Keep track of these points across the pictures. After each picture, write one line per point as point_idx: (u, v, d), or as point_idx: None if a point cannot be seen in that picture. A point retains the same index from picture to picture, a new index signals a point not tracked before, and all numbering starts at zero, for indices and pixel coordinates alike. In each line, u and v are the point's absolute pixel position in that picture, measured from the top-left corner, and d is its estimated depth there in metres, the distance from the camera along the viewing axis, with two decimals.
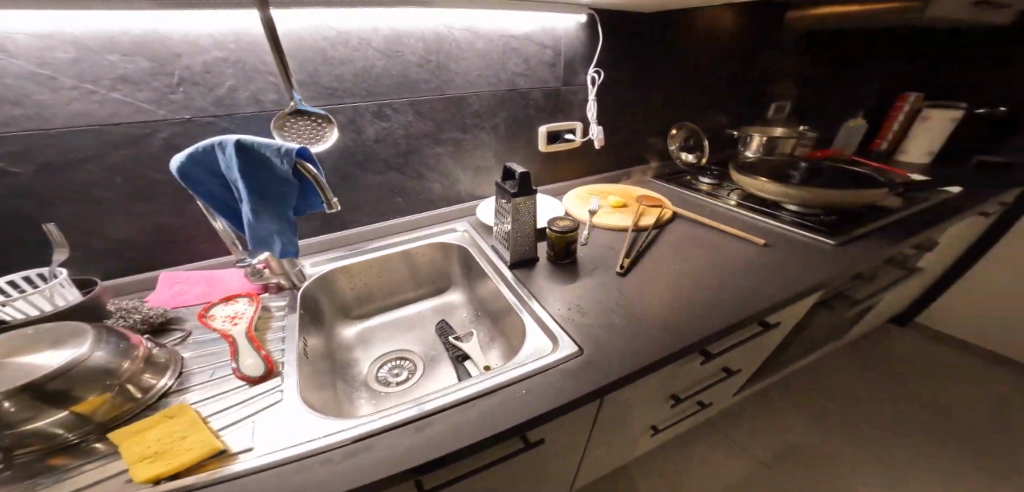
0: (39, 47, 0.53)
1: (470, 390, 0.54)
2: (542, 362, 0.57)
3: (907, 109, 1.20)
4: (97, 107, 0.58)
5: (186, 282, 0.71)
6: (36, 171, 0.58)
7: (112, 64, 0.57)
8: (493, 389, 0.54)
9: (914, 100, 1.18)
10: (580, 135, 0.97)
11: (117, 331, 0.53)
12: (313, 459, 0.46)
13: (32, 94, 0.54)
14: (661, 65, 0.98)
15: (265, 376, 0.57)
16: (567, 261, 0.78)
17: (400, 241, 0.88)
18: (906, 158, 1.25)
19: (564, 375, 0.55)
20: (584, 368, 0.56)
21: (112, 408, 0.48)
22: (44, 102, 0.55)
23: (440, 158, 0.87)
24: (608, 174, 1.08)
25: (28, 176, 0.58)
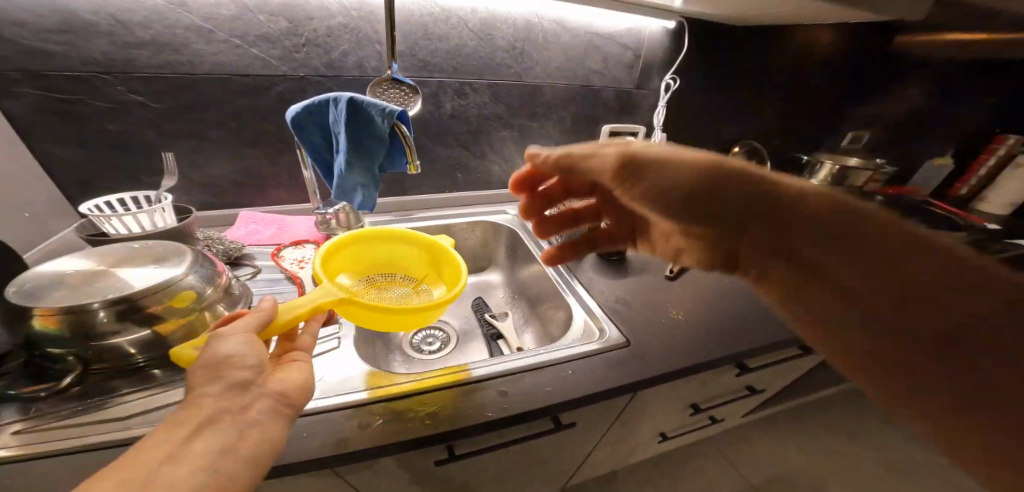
0: (210, 4, 0.60)
1: (520, 364, 0.56)
2: (587, 348, 0.59)
3: (999, 152, 1.12)
4: (236, 59, 0.65)
5: (260, 222, 0.77)
6: (170, 108, 0.65)
7: (258, 23, 0.63)
8: (541, 365, 0.56)
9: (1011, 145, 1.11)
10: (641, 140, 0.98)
11: (208, 259, 0.58)
12: (372, 401, 0.49)
13: (189, 43, 0.61)
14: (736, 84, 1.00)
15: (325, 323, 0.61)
16: (615, 257, 0.80)
17: (454, 215, 0.90)
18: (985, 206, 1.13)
19: (612, 363, 0.57)
20: (631, 360, 0.57)
21: (186, 334, 0.53)
22: (196, 50, 0.62)
23: (505, 141, 0.90)
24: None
25: (162, 112, 0.65)
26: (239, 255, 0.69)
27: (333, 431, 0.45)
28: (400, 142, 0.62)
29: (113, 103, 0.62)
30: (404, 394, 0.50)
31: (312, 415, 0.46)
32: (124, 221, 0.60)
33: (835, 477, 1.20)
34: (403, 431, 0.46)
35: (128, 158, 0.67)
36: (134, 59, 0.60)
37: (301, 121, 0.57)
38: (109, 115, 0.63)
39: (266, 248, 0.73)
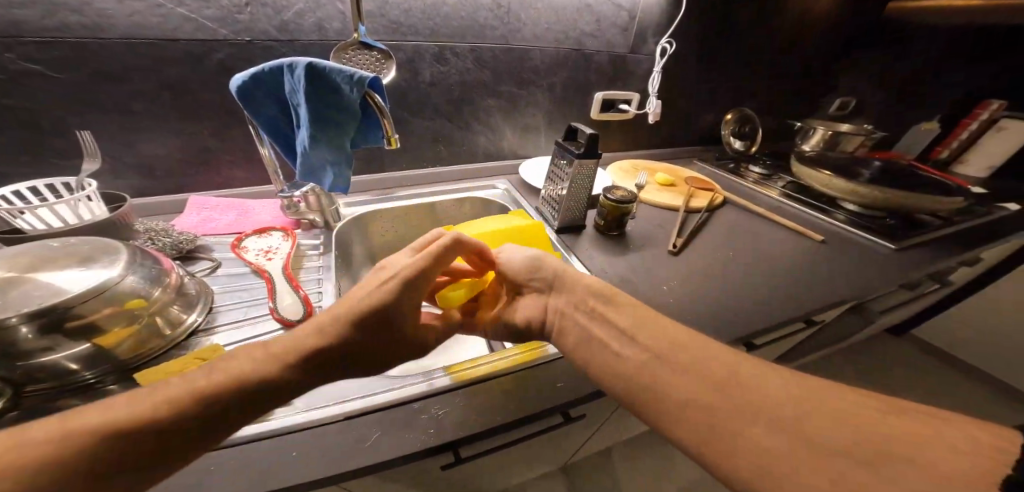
0: None
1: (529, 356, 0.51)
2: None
3: (983, 117, 1.12)
4: (159, 22, 0.54)
5: (215, 209, 0.67)
6: (80, 81, 0.54)
7: None
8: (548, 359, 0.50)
9: (995, 109, 1.10)
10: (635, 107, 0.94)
11: (151, 254, 0.49)
12: (360, 412, 0.42)
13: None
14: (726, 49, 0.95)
15: (303, 321, 0.53)
16: (616, 233, 0.75)
17: (438, 192, 0.83)
18: (964, 169, 1.18)
19: None
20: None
21: (135, 345, 0.45)
22: (104, 10, 0.51)
23: (491, 112, 0.82)
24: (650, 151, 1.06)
25: (70, 85, 0.54)
26: (194, 247, 0.61)
27: (324, 450, 0.39)
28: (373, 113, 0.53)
29: (3, 76, 0.50)
30: (397, 401, 0.44)
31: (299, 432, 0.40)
32: (40, 214, 0.50)
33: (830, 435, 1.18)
34: (396, 445, 0.40)
35: (33, 142, 0.55)
36: (19, 20, 0.48)
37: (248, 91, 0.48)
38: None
39: (227, 237, 0.64)
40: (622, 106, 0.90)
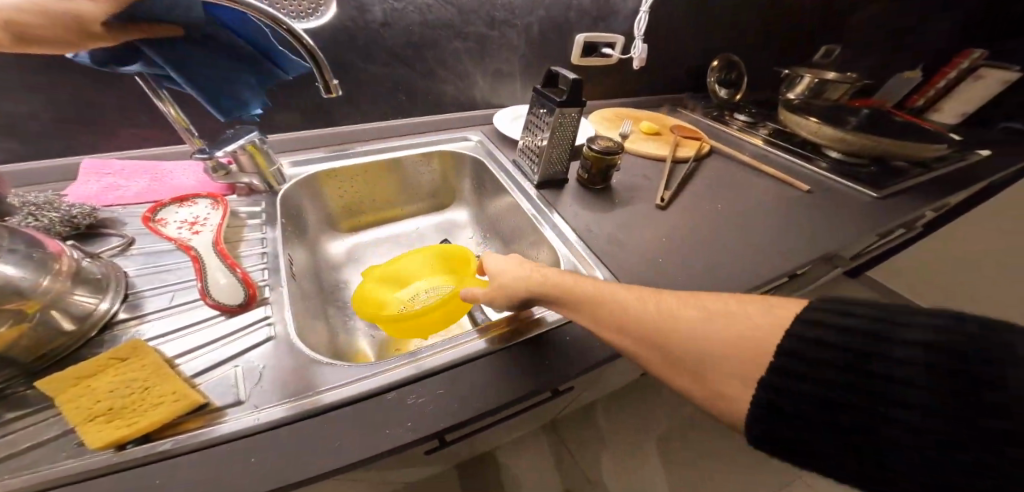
0: None
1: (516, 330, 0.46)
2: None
3: (962, 67, 1.14)
4: None
5: (119, 175, 0.57)
6: None
7: None
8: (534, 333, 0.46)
9: (974, 59, 1.13)
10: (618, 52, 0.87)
11: (26, 235, 0.38)
12: (327, 409, 0.36)
13: None
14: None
15: (245, 306, 0.44)
16: (600, 187, 0.69)
17: (403, 147, 0.74)
18: (938, 117, 1.20)
19: None
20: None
21: (33, 346, 0.36)
22: None
23: (459, 55, 0.73)
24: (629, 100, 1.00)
25: None
26: (95, 223, 0.50)
27: (287, 454, 0.33)
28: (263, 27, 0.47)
29: None
30: (372, 392, 0.38)
31: (260, 434, 0.34)
32: None
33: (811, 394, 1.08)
34: (375, 439, 0.35)
35: None
36: None
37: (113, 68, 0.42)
38: None
39: (139, 207, 0.54)
40: (605, 50, 0.83)
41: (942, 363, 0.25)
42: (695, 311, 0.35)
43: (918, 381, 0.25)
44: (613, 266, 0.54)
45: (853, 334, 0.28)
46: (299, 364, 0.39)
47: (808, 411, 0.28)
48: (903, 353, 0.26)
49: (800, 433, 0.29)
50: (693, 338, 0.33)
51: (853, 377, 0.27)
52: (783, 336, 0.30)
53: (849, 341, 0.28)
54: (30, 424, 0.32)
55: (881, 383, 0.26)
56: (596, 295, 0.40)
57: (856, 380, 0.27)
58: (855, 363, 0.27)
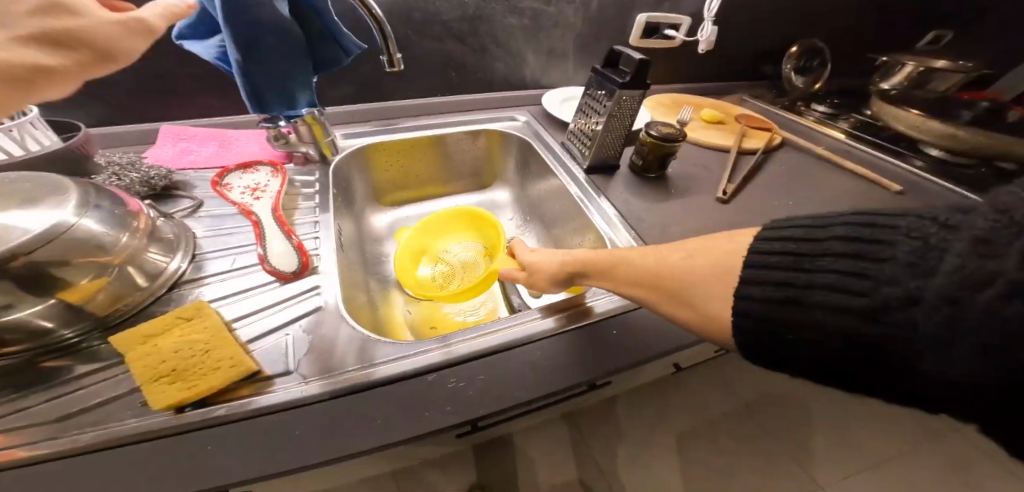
0: None
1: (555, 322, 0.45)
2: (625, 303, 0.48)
3: None
4: None
5: (192, 139, 0.60)
6: None
7: None
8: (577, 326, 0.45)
9: None
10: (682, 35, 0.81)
11: (110, 193, 0.41)
12: (373, 386, 0.36)
13: None
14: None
15: (298, 273, 0.46)
16: (655, 174, 0.65)
17: (450, 123, 0.73)
18: None
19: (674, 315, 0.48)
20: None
21: (109, 300, 0.38)
22: None
23: (512, 32, 0.71)
24: (683, 84, 0.98)
25: None
26: (170, 184, 0.53)
27: (330, 429, 0.33)
28: (326, 6, 0.51)
29: None
30: (414, 373, 0.38)
31: (305, 406, 0.34)
32: None
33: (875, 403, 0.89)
34: (417, 420, 0.34)
35: None
36: None
37: (191, 41, 0.47)
38: None
39: (208, 171, 0.57)
40: (667, 31, 0.78)
41: (856, 266, 0.25)
42: (671, 249, 0.36)
43: (844, 297, 0.25)
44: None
45: (777, 262, 0.29)
46: (343, 338, 0.40)
47: (761, 339, 0.29)
48: (821, 276, 0.27)
49: (777, 356, 0.29)
50: (671, 267, 0.34)
51: (786, 307, 0.27)
52: (739, 260, 0.31)
53: (778, 270, 0.29)
54: (98, 382, 0.34)
55: (811, 306, 0.27)
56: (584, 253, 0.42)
57: (789, 308, 0.27)
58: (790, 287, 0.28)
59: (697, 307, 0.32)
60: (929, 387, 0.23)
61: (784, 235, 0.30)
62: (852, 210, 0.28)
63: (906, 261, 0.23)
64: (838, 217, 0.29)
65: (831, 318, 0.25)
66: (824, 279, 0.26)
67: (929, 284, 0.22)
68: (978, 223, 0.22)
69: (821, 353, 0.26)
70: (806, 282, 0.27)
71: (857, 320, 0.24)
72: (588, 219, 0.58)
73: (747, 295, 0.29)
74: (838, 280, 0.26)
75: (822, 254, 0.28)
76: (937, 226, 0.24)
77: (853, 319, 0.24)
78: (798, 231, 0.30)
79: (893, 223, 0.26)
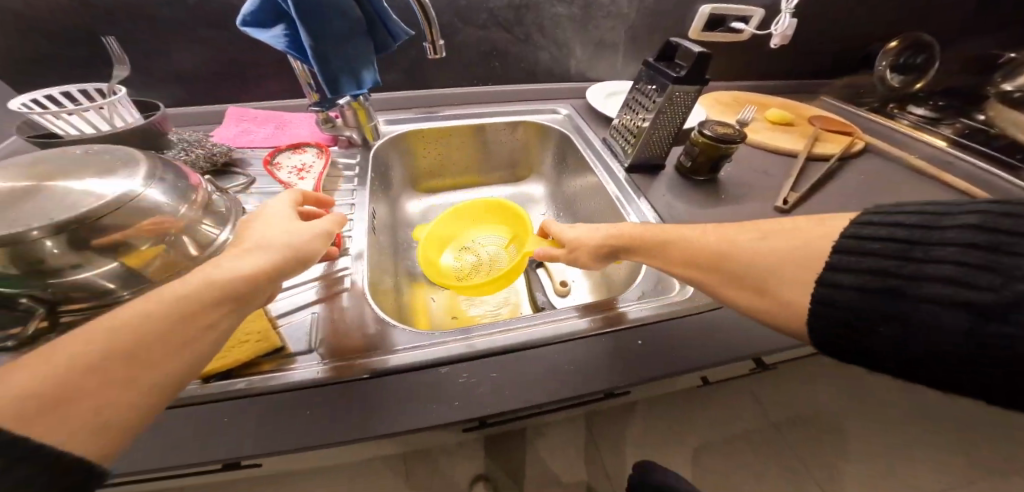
0: None
1: (577, 326, 0.43)
2: (655, 312, 0.45)
3: None
4: None
5: (253, 121, 0.65)
6: None
7: None
8: (600, 333, 0.43)
9: None
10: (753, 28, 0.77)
11: (174, 168, 0.46)
12: (387, 373, 0.37)
13: None
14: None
15: (332, 253, 0.48)
16: (704, 177, 0.59)
17: (490, 114, 0.72)
18: None
19: (709, 333, 0.43)
20: (716, 331, 0.43)
21: (166, 266, 0.42)
22: None
23: (559, 20, 0.69)
24: (747, 80, 0.90)
25: None
26: (229, 161, 0.58)
27: (337, 414, 0.33)
28: None
29: None
30: (426, 364, 0.38)
31: (318, 387, 0.35)
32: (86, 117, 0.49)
33: (992, 476, 0.70)
34: (425, 410, 0.34)
35: (92, 42, 0.56)
36: None
37: (254, 29, 0.48)
38: None
39: (263, 151, 0.61)
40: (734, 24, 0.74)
41: (979, 257, 0.22)
42: (752, 235, 0.34)
43: (955, 290, 0.22)
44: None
45: (873, 248, 0.27)
46: (365, 323, 0.41)
47: (845, 325, 0.26)
48: (932, 267, 0.24)
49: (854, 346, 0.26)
50: (748, 254, 0.33)
51: (884, 295, 0.25)
52: (829, 245, 0.29)
53: (876, 258, 0.26)
54: None
55: (911, 295, 0.24)
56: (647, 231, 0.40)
57: (884, 298, 0.25)
58: (887, 275, 0.25)
59: (770, 297, 0.31)
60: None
61: (887, 223, 0.27)
62: (984, 203, 0.25)
63: None
64: (968, 207, 0.25)
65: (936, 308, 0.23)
66: (933, 271, 0.24)
67: None
68: None
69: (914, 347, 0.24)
70: (914, 273, 0.25)
71: (968, 315, 0.22)
72: (623, 220, 0.55)
73: (835, 279, 0.27)
74: (954, 272, 0.23)
75: (936, 245, 0.25)
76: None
77: (967, 311, 0.22)
78: (906, 220, 0.27)
79: None
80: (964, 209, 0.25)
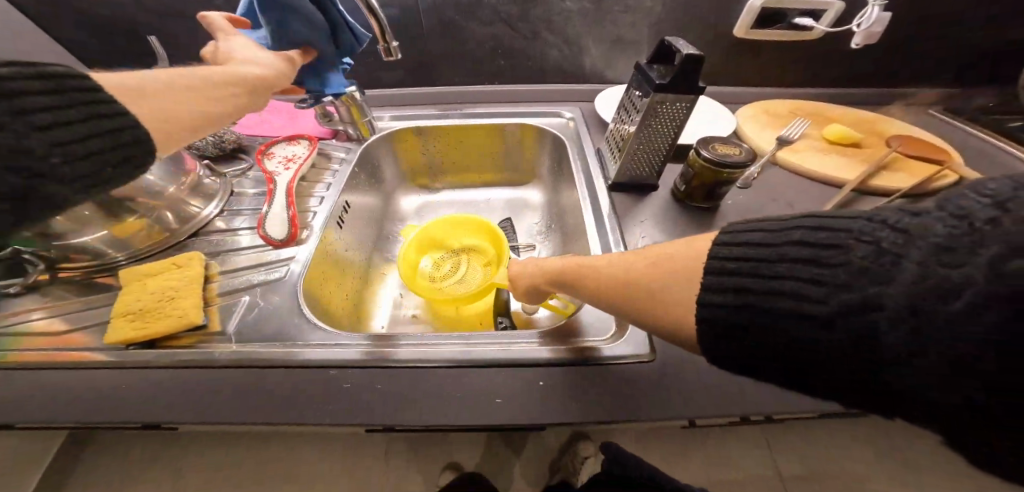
0: None
1: (494, 351, 0.40)
2: (584, 352, 0.39)
3: None
4: None
5: (271, 112, 0.71)
6: None
7: None
8: (511, 365, 0.38)
9: None
10: (825, 25, 0.63)
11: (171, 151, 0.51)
12: (278, 366, 0.37)
13: None
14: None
15: (285, 242, 0.48)
16: (704, 204, 0.50)
17: (488, 114, 0.70)
18: None
19: (644, 388, 0.36)
20: (654, 390, 0.36)
21: (149, 237, 0.48)
22: None
23: (570, 16, 0.63)
24: (812, 86, 0.74)
25: None
26: (239, 146, 0.63)
27: (220, 402, 0.35)
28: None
29: None
30: (317, 366, 0.38)
31: (216, 369, 0.37)
32: None
33: None
34: (297, 413, 0.34)
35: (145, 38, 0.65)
36: None
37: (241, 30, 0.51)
38: None
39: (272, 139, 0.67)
40: (798, 20, 0.61)
41: (815, 271, 0.21)
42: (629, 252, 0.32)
43: (799, 303, 0.21)
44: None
45: (730, 267, 0.24)
46: (291, 312, 0.43)
47: (716, 347, 0.24)
48: (779, 283, 0.22)
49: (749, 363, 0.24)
50: (632, 273, 0.30)
51: (743, 316, 0.23)
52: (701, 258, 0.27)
53: (729, 277, 0.24)
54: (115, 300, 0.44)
55: (771, 314, 0.22)
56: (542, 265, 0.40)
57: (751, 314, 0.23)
58: (748, 298, 0.23)
59: (656, 323, 0.28)
60: (891, 401, 0.20)
61: (732, 237, 0.25)
62: (803, 216, 0.24)
63: (860, 264, 0.20)
64: (797, 220, 0.24)
65: (795, 327, 0.21)
66: (781, 286, 0.22)
67: (886, 290, 0.18)
68: (929, 227, 0.18)
69: (784, 362, 0.22)
70: (766, 288, 0.23)
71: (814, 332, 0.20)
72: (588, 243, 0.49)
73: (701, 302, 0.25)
74: (793, 287, 0.22)
75: (779, 257, 0.23)
76: (886, 227, 0.20)
77: (818, 329, 0.20)
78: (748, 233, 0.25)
79: (848, 226, 0.21)
80: (785, 220, 0.24)
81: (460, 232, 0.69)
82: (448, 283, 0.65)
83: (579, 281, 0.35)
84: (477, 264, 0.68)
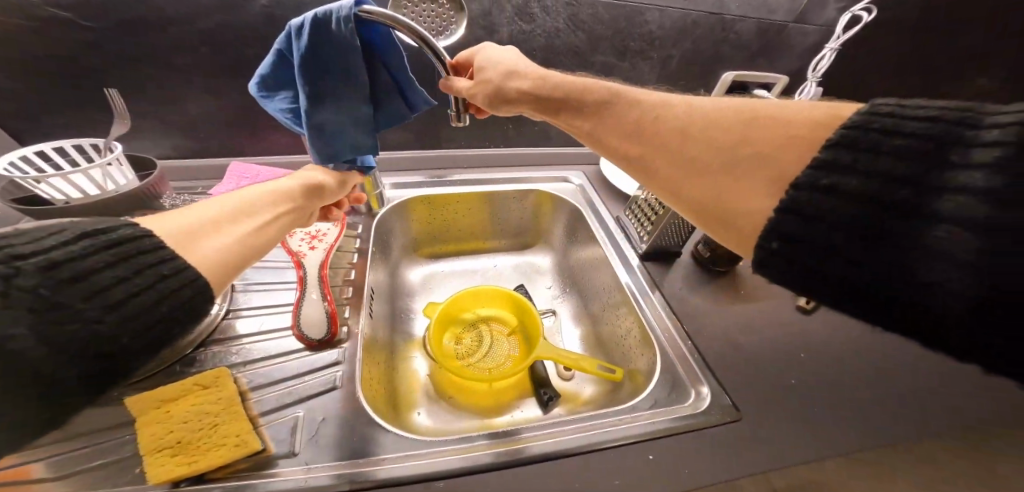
0: None
1: (590, 432, 0.40)
2: (657, 423, 0.41)
3: None
4: None
5: (255, 179, 0.62)
6: (131, 28, 0.50)
7: None
8: (533, 461, 0.37)
9: None
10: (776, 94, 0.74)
11: None
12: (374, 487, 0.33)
13: None
14: (885, 28, 0.75)
15: (326, 342, 0.44)
16: (723, 269, 0.58)
17: (499, 178, 0.71)
18: None
19: (729, 447, 0.39)
20: (750, 449, 0.39)
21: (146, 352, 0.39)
22: None
23: None
24: None
25: (123, 32, 0.50)
26: None
27: None
28: (402, 63, 0.45)
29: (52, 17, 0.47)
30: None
31: None
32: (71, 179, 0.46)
33: None
34: None
35: (86, 91, 0.53)
36: None
37: (273, 95, 0.45)
38: (55, 34, 0.48)
39: None
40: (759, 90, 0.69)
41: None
42: (876, 121, 0.23)
43: None
44: (726, 378, 0.45)
45: None
46: (364, 422, 0.38)
47: (832, 255, 0.22)
48: (966, 176, 0.19)
49: None
50: (766, 141, 0.26)
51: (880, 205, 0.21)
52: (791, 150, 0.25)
53: None
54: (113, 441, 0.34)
55: (930, 212, 0.20)
56: (846, 109, 0.26)
57: None
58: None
59: (746, 207, 0.26)
60: None
61: (922, 117, 0.22)
62: None
63: None
64: None
65: (945, 232, 0.19)
66: (946, 192, 0.19)
67: None
68: None
69: None
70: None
71: None
72: (638, 316, 0.54)
73: (840, 183, 0.22)
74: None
75: (975, 142, 0.20)
76: None
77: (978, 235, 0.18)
78: (945, 114, 0.22)
79: None
80: None
81: (481, 307, 0.67)
82: (476, 361, 0.62)
83: (710, 139, 0.28)
84: (500, 335, 0.65)
